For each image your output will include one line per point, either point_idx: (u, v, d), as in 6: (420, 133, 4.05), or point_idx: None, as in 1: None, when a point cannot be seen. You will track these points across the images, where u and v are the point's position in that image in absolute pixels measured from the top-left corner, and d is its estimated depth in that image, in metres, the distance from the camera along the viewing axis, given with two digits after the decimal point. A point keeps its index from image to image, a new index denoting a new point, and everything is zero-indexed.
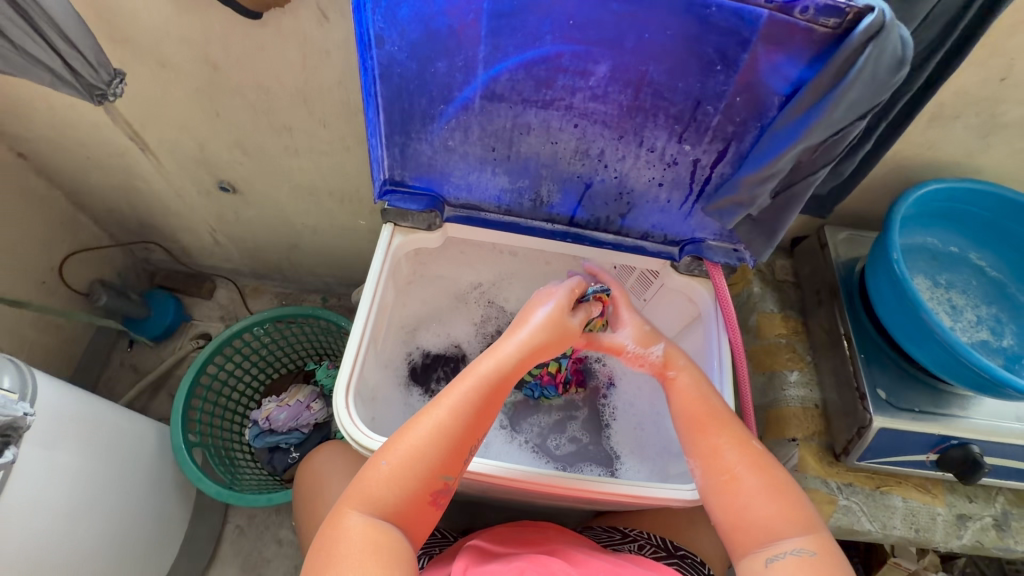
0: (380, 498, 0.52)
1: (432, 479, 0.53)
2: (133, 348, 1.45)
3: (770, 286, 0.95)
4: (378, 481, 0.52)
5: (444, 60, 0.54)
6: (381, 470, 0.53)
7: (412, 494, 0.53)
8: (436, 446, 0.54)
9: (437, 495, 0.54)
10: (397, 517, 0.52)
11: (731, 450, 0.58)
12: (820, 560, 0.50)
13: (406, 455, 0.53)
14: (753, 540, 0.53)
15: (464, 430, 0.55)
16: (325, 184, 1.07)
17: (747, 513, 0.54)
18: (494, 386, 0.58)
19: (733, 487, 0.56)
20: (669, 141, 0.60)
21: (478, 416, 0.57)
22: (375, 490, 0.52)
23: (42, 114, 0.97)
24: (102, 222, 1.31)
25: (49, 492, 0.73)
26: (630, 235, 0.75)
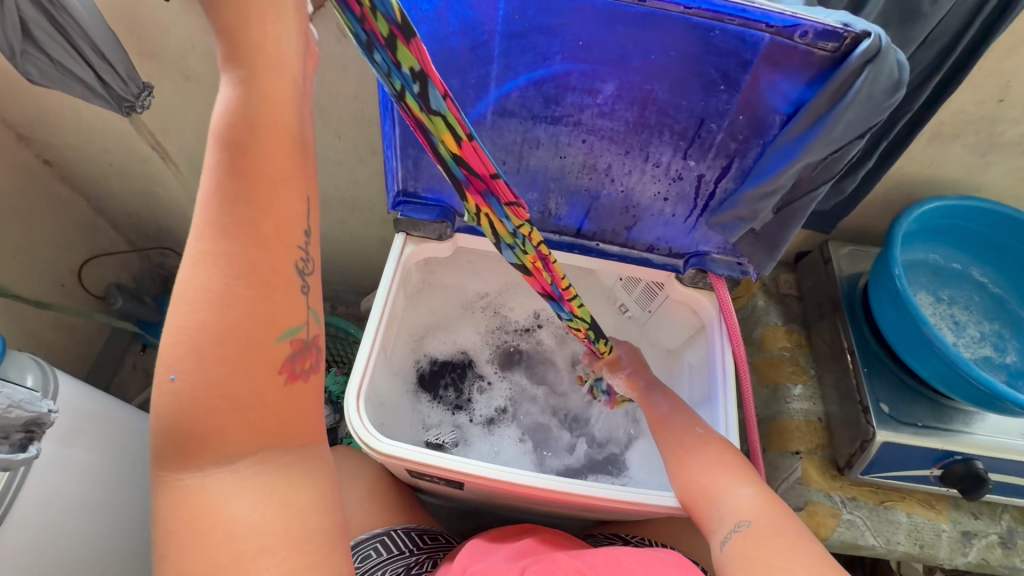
0: (202, 432, 0.39)
1: (268, 350, 0.40)
2: (145, 351, 1.47)
3: (774, 300, 0.96)
4: (186, 406, 0.38)
5: (458, 77, 0.57)
6: (180, 381, 0.38)
7: (252, 384, 0.39)
8: (228, 298, 0.38)
9: (287, 359, 0.42)
10: (251, 426, 0.41)
11: (685, 433, 0.65)
12: (757, 527, 0.52)
13: (185, 345, 0.37)
14: (703, 514, 0.58)
15: (251, 248, 0.38)
16: (338, 194, 1.10)
17: (694, 491, 0.59)
18: (229, 170, 0.37)
19: (681, 467, 0.62)
20: (673, 156, 0.62)
21: (253, 218, 0.38)
22: (190, 412, 0.38)
23: (69, 122, 1.01)
24: (121, 228, 1.35)
25: (64, 486, 0.75)
26: (635, 247, 0.76)
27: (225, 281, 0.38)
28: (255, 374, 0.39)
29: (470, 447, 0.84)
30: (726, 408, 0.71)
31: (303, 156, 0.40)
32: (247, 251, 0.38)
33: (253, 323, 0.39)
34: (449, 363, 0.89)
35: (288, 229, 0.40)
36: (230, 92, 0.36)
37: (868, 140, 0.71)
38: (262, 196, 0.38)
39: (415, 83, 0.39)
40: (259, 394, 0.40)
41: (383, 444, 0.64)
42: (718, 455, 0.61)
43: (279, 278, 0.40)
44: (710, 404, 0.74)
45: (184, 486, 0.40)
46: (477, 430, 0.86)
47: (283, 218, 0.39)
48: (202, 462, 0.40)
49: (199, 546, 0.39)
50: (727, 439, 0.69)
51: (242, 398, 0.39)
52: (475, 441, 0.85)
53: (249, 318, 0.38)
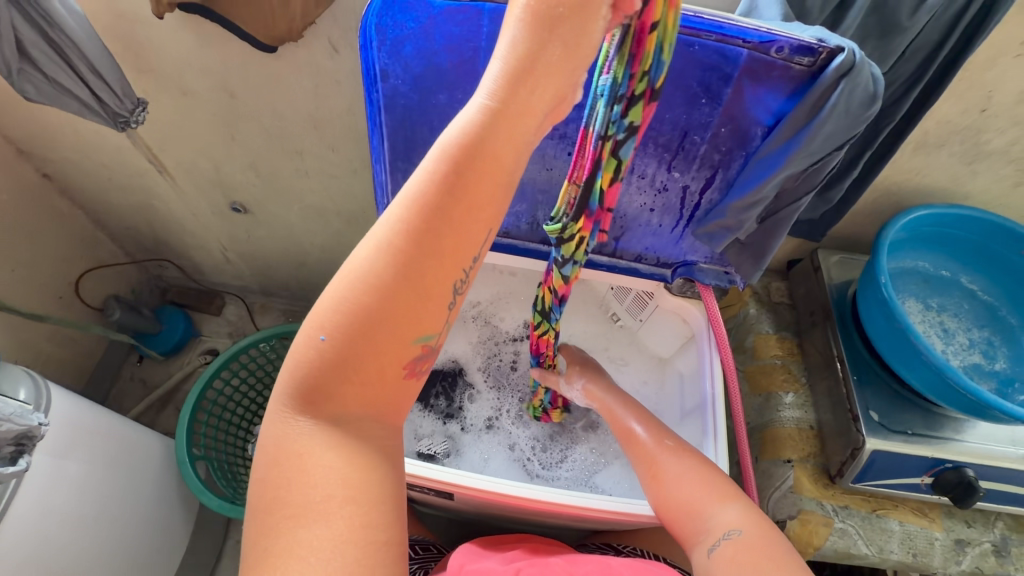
0: (326, 391, 0.36)
1: (403, 350, 0.37)
2: (142, 362, 1.48)
3: (766, 308, 0.97)
4: (312, 370, 0.36)
5: (445, 92, 0.58)
6: (323, 343, 0.36)
7: (376, 373, 0.37)
8: (388, 292, 0.35)
9: (413, 364, 0.39)
10: (359, 405, 0.38)
11: (660, 449, 0.65)
12: (747, 535, 0.53)
13: (339, 313, 0.35)
14: (689, 527, 0.58)
15: (432, 263, 0.36)
16: (334, 206, 1.11)
17: (676, 501, 0.61)
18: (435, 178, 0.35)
19: (659, 478, 0.63)
20: (658, 168, 0.63)
21: (445, 230, 0.36)
22: (315, 377, 0.36)
23: (68, 137, 1.02)
24: (120, 240, 1.36)
25: (60, 499, 0.75)
26: (624, 257, 0.77)
27: (392, 280, 0.35)
28: (386, 361, 0.37)
29: (461, 457, 0.84)
30: (715, 417, 0.71)
31: (506, 192, 0.38)
32: (430, 263, 0.36)
33: (403, 318, 0.36)
34: (440, 373, 0.90)
35: (464, 251, 0.37)
36: (478, 112, 0.35)
37: (852, 151, 0.72)
38: (459, 212, 0.36)
39: (623, 132, 0.40)
40: (381, 376, 0.37)
41: None
42: (697, 469, 0.62)
43: (434, 289, 0.37)
44: (700, 413, 0.74)
45: (287, 432, 0.37)
46: (469, 440, 0.86)
47: (471, 237, 0.37)
48: (316, 411, 0.37)
49: (291, 497, 0.35)
50: (716, 448, 0.69)
51: (369, 372, 0.37)
52: (468, 451, 0.85)
53: (398, 323, 0.36)
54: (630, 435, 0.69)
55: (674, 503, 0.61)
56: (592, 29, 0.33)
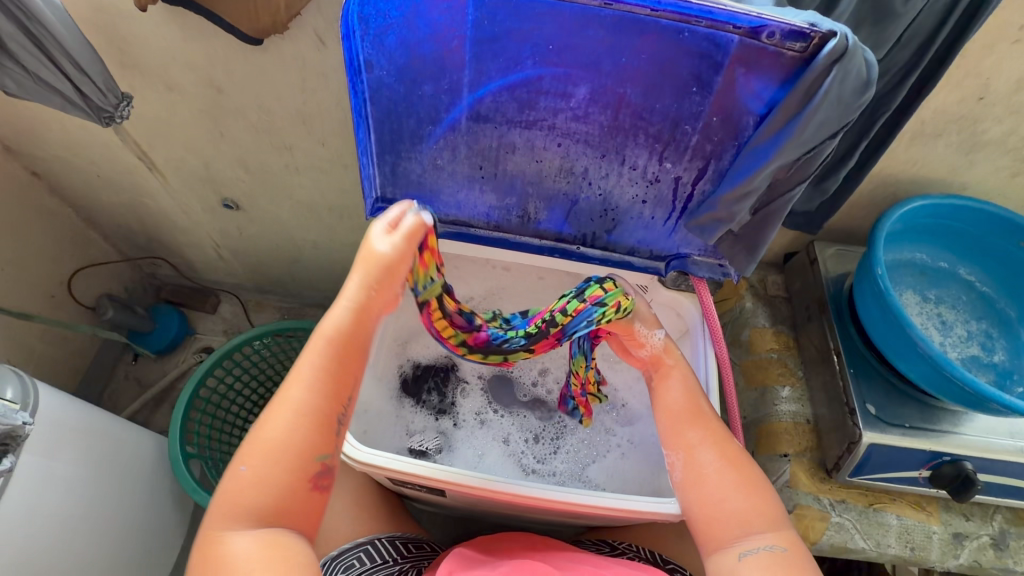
0: (254, 506, 0.51)
1: (306, 467, 0.53)
2: (137, 361, 1.47)
3: (762, 301, 0.96)
4: (241, 483, 0.51)
5: (431, 83, 0.57)
6: (240, 475, 0.52)
7: (291, 489, 0.52)
8: (297, 424, 0.53)
9: (316, 479, 0.53)
10: (289, 517, 0.52)
11: (707, 449, 0.62)
12: (789, 555, 0.53)
13: (257, 451, 0.52)
14: (724, 533, 0.57)
15: (324, 401, 0.54)
16: (325, 202, 1.10)
17: (722, 507, 0.58)
18: (347, 346, 0.56)
19: (710, 480, 0.60)
20: (650, 158, 0.62)
21: (337, 375, 0.55)
22: (245, 495, 0.51)
23: (55, 135, 1.01)
24: (111, 239, 1.35)
25: (47, 500, 0.74)
26: (617, 250, 0.74)
27: (298, 446, 0.52)
28: (299, 498, 0.52)
29: (454, 453, 0.84)
30: None
31: (361, 360, 0.57)
32: (318, 399, 0.54)
33: (300, 456, 0.52)
34: (432, 368, 0.89)
35: (360, 359, 0.57)
36: (358, 289, 0.56)
37: (847, 141, 0.71)
38: (351, 349, 0.56)
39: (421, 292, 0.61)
40: (297, 501, 0.52)
41: (362, 452, 0.64)
42: (743, 477, 0.59)
43: (333, 437, 0.55)
44: None
45: (224, 542, 0.50)
46: (462, 437, 0.85)
47: (362, 347, 0.57)
48: (244, 523, 0.50)
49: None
50: None
51: (288, 507, 0.52)
52: (461, 448, 0.84)
53: (303, 460, 0.52)
54: (678, 424, 0.64)
55: (709, 504, 0.59)
56: (394, 270, 0.56)
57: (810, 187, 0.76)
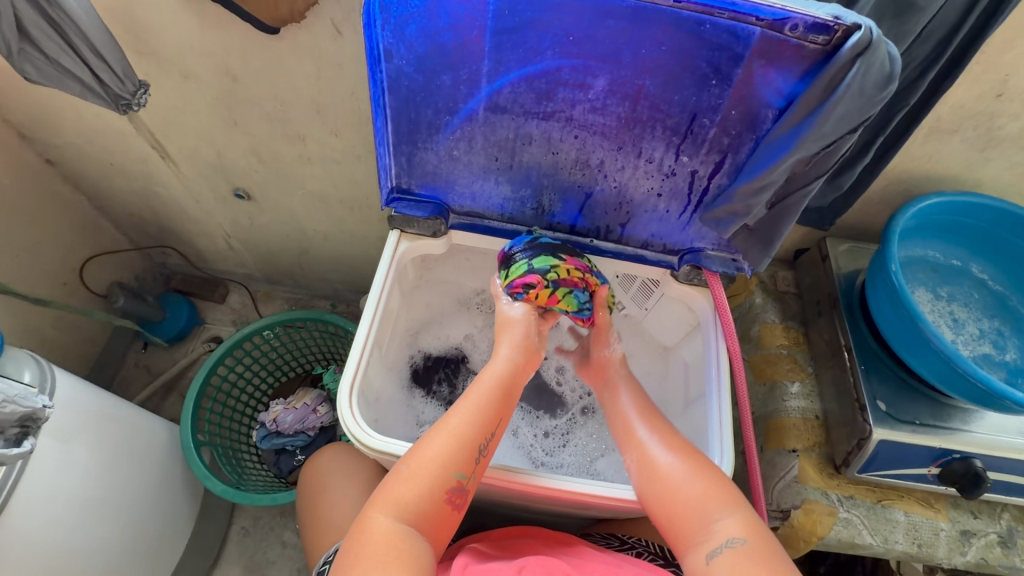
0: (402, 503, 0.55)
1: (446, 478, 0.57)
2: (147, 349, 1.48)
3: (772, 297, 0.96)
4: (398, 476, 0.57)
5: (449, 73, 0.57)
6: (402, 473, 0.57)
7: (434, 496, 0.56)
8: (449, 446, 0.58)
9: (454, 495, 0.57)
10: (425, 523, 0.55)
11: (658, 447, 0.63)
12: (748, 545, 0.53)
13: (422, 459, 0.58)
14: (688, 526, 0.57)
15: (477, 431, 0.60)
16: (336, 193, 1.11)
17: (678, 504, 0.58)
18: (503, 390, 0.64)
19: (665, 478, 0.61)
20: (667, 151, 0.62)
21: (489, 412, 0.62)
22: (399, 492, 0.56)
23: (70, 122, 1.02)
24: (123, 227, 1.36)
25: (64, 483, 0.75)
26: (630, 243, 0.75)
27: (452, 455, 0.58)
28: (435, 516, 0.56)
29: None
30: (721, 405, 0.70)
31: (504, 410, 0.63)
32: (473, 428, 0.60)
33: (454, 477, 0.57)
34: (442, 359, 0.89)
35: (504, 414, 0.63)
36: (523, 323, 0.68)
37: (864, 137, 0.70)
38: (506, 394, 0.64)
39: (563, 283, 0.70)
40: (436, 513, 0.56)
41: (374, 440, 0.64)
42: (695, 471, 0.60)
43: (478, 467, 0.60)
44: (706, 402, 0.73)
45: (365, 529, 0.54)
46: None
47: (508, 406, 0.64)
48: (392, 512, 0.55)
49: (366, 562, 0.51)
50: (721, 437, 0.69)
51: (425, 509, 0.56)
52: None
53: (447, 478, 0.57)
54: (630, 427, 0.67)
55: (669, 501, 0.59)
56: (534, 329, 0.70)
57: (825, 183, 0.76)
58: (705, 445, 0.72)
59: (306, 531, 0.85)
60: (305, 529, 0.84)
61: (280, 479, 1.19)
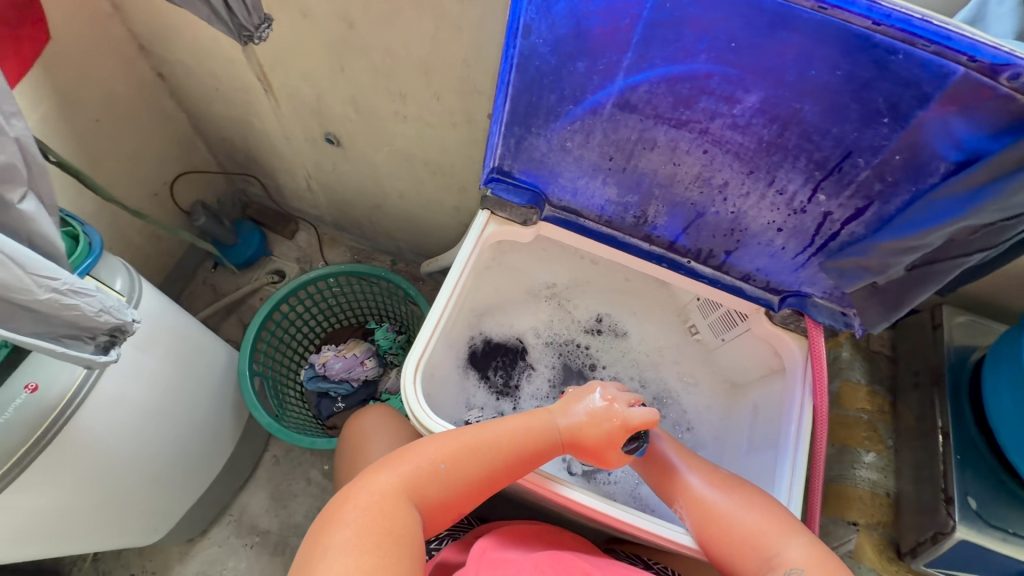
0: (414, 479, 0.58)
1: (462, 480, 0.60)
2: (216, 269, 1.55)
3: (861, 354, 0.87)
4: (417, 452, 0.60)
5: (585, 60, 0.53)
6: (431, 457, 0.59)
7: (444, 492, 0.59)
8: (478, 454, 0.60)
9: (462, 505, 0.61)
10: (427, 512, 0.58)
11: (705, 485, 0.64)
12: None
13: (450, 449, 0.60)
14: (744, 559, 0.58)
15: (507, 465, 0.61)
16: (423, 156, 1.09)
17: (741, 534, 0.59)
18: (540, 452, 0.63)
19: (713, 513, 0.61)
20: (803, 185, 0.56)
21: (520, 463, 0.62)
22: (415, 474, 0.58)
23: (187, 42, 1.04)
24: (214, 149, 1.40)
25: (133, 389, 0.79)
26: (729, 273, 0.69)
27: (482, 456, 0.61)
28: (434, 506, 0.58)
29: None
30: (795, 465, 0.64)
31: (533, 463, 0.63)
32: (502, 457, 0.61)
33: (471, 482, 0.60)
34: (501, 348, 0.88)
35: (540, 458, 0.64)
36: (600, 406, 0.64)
37: None
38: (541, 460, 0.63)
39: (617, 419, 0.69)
40: (435, 506, 0.59)
41: (431, 421, 0.64)
42: (747, 504, 0.60)
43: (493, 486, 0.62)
44: (775, 453, 0.68)
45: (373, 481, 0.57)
46: None
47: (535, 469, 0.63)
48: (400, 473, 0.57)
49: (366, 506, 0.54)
50: (787, 499, 0.64)
51: (429, 492, 0.58)
52: None
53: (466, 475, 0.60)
54: (672, 470, 0.66)
55: (724, 535, 0.60)
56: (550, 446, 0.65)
57: None
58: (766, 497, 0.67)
59: (340, 481, 0.86)
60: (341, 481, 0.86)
61: (317, 421, 1.22)
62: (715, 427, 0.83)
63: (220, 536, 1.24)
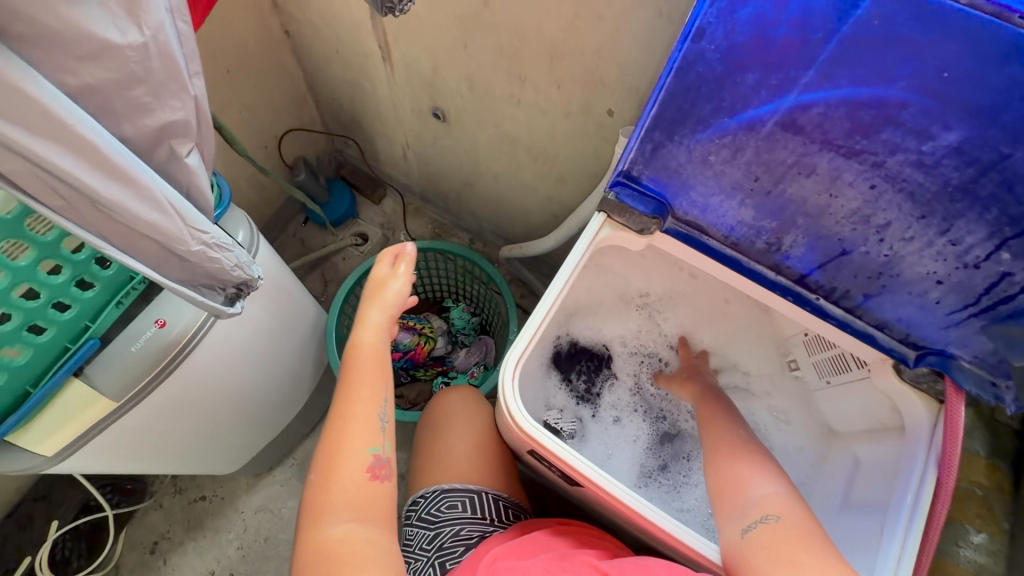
0: (321, 508, 0.60)
1: (361, 457, 0.62)
2: (306, 225, 1.62)
3: (982, 422, 0.79)
4: (310, 496, 0.61)
5: (758, 72, 0.49)
6: (320, 477, 0.62)
7: (358, 485, 0.61)
8: (340, 425, 0.64)
9: (375, 465, 0.63)
10: (366, 513, 0.60)
11: (730, 434, 0.69)
12: (784, 523, 0.56)
13: (324, 459, 0.63)
14: (730, 500, 0.62)
15: (365, 403, 0.66)
16: (528, 141, 1.07)
17: (736, 481, 0.63)
18: (376, 360, 0.69)
19: (721, 457, 0.66)
20: (984, 240, 0.49)
21: (373, 377, 0.67)
22: (338, 495, 0.60)
23: (319, 3, 1.06)
24: (322, 108, 1.44)
25: (239, 334, 0.84)
26: (862, 318, 0.63)
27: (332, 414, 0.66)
28: (365, 489, 0.61)
29: (585, 443, 0.83)
30: (907, 539, 0.58)
31: (382, 372, 0.68)
32: (368, 404, 0.66)
33: (347, 440, 0.63)
34: (586, 352, 0.86)
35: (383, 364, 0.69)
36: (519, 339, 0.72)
37: None
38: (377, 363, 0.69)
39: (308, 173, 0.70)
40: (370, 486, 0.62)
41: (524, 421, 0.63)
42: (750, 461, 0.64)
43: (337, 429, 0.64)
44: (884, 517, 0.62)
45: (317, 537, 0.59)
46: (596, 432, 0.84)
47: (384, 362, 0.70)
48: (323, 518, 0.59)
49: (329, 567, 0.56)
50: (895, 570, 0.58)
51: (358, 497, 0.61)
52: (592, 441, 0.83)
53: (348, 446, 0.63)
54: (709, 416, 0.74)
55: (722, 477, 0.64)
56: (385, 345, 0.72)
57: None
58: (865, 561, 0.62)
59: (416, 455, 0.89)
60: (417, 453, 0.89)
61: None
62: (806, 470, 0.79)
63: (283, 476, 1.32)
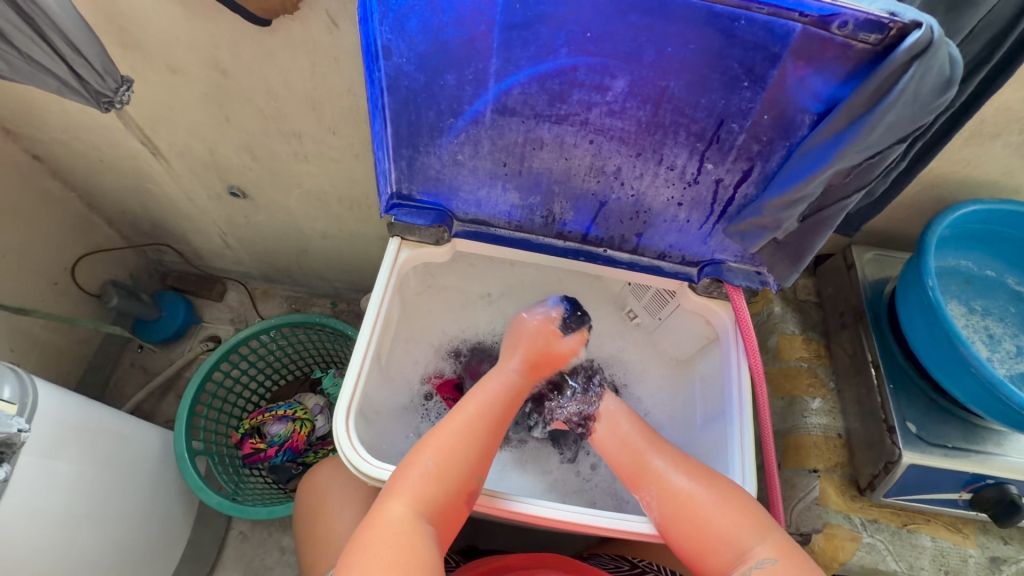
0: (399, 473, 0.58)
1: (468, 476, 0.60)
2: (143, 349, 1.44)
3: (791, 306, 0.90)
4: (400, 486, 0.57)
5: (453, 72, 0.52)
6: (427, 467, 0.58)
7: (452, 492, 0.58)
8: (469, 445, 0.61)
9: (472, 495, 0.60)
10: (441, 515, 0.57)
11: (674, 473, 0.62)
12: (782, 567, 0.52)
13: (447, 456, 0.59)
14: (718, 555, 0.56)
15: (485, 426, 0.63)
16: (335, 192, 1.05)
17: (711, 529, 0.57)
18: (517, 391, 0.68)
19: (686, 505, 0.59)
20: (689, 159, 0.57)
21: (499, 422, 0.65)
22: (419, 485, 0.57)
23: (56, 117, 0.97)
24: (115, 224, 1.30)
25: (50, 501, 0.72)
26: (646, 254, 0.71)
27: (472, 433, 0.62)
28: (445, 511, 0.57)
29: None
30: (743, 430, 0.66)
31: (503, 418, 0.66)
32: (483, 427, 0.63)
33: (457, 479, 0.59)
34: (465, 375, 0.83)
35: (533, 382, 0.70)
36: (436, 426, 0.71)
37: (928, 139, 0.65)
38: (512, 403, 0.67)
39: None
40: (452, 508, 0.58)
41: (372, 467, 0.61)
42: (722, 493, 0.59)
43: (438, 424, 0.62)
44: (724, 422, 0.69)
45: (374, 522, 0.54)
46: None
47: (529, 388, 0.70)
48: (399, 496, 0.56)
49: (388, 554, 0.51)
50: (741, 462, 0.65)
51: (441, 506, 0.57)
52: None
53: (466, 470, 0.60)
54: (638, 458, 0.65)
55: (697, 533, 0.57)
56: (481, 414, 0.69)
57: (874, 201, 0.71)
58: (722, 470, 0.68)
59: (304, 546, 0.81)
60: (301, 543, 0.82)
61: (279, 487, 1.13)
62: (670, 406, 0.81)
63: None
